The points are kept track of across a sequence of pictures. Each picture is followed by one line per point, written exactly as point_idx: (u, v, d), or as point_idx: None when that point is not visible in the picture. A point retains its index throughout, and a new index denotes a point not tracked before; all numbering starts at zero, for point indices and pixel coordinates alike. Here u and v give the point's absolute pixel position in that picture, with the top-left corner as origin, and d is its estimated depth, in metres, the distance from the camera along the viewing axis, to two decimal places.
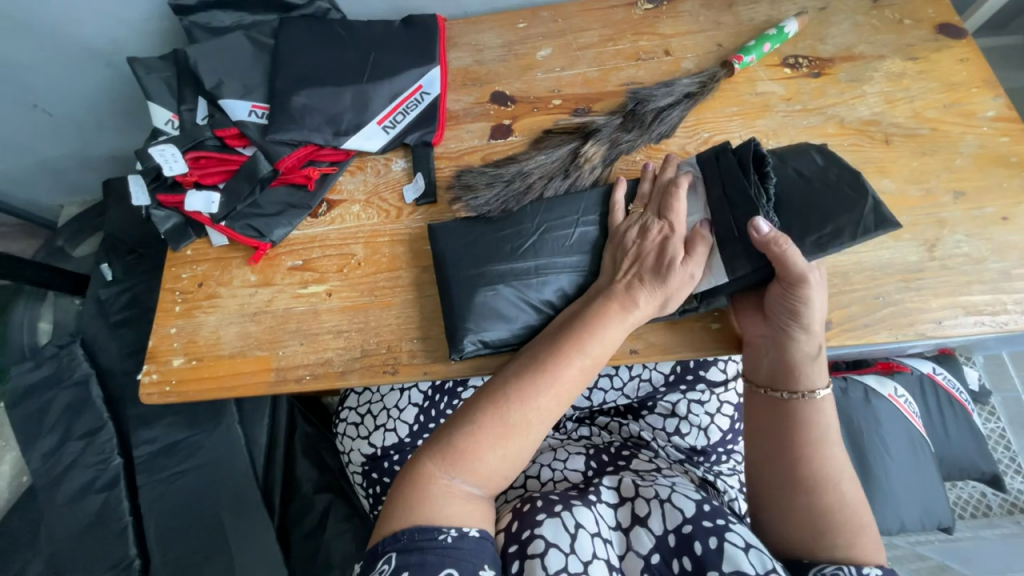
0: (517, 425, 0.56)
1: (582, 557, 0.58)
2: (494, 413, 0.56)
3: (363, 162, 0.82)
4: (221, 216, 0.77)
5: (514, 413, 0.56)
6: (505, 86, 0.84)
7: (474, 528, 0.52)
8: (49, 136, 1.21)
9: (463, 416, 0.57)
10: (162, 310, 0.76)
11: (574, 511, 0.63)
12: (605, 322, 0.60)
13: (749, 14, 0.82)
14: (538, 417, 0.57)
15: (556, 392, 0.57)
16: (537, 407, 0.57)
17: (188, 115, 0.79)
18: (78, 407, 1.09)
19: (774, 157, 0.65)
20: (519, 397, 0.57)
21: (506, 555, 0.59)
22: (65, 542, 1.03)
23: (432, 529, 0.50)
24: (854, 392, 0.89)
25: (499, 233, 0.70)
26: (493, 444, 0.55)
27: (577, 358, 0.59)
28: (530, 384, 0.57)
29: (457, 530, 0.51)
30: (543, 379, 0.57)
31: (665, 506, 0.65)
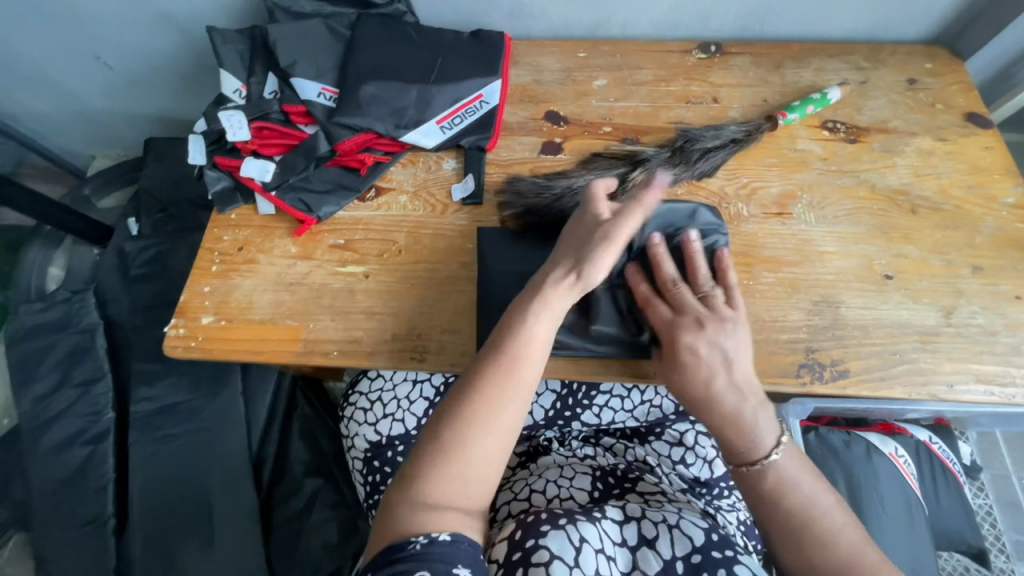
0: (451, 442, 0.56)
1: (587, 571, 0.59)
2: (434, 431, 0.58)
3: (416, 156, 0.85)
4: (272, 186, 0.79)
5: (456, 432, 0.57)
6: (560, 107, 0.88)
7: (445, 531, 0.52)
8: (102, 88, 1.24)
9: (413, 456, 0.58)
10: (199, 267, 0.77)
11: (579, 525, 0.63)
12: (529, 320, 0.62)
13: (795, 77, 0.88)
14: (481, 431, 0.57)
15: (488, 396, 0.58)
16: (465, 419, 0.57)
17: (257, 87, 0.83)
18: (79, 355, 1.08)
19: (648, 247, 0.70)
20: (457, 418, 0.58)
21: (510, 563, 0.60)
22: (42, 491, 1.01)
23: (400, 540, 0.51)
24: (857, 447, 0.91)
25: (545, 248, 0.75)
26: (439, 466, 0.56)
27: (498, 366, 0.59)
28: (469, 401, 0.58)
29: (427, 536, 0.51)
30: (474, 394, 0.58)
31: (673, 531, 0.67)
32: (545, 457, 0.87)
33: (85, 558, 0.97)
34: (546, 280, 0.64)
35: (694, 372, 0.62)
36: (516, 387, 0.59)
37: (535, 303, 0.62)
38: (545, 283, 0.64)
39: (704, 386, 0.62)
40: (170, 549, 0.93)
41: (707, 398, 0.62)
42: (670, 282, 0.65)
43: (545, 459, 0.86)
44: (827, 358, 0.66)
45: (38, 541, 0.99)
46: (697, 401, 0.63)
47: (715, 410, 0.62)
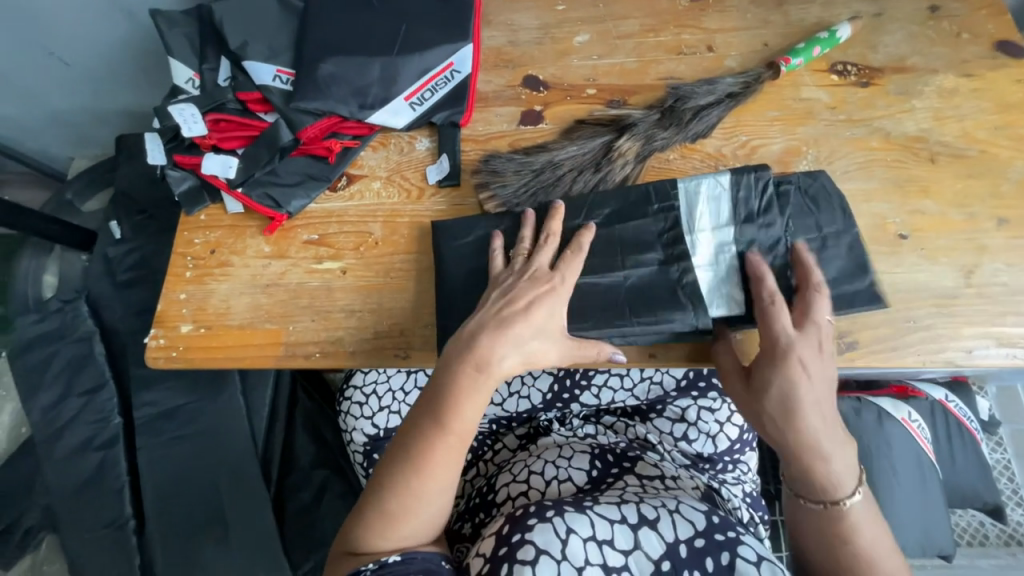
0: (398, 511, 0.59)
1: (575, 563, 0.59)
2: (379, 497, 0.60)
3: (386, 138, 0.79)
4: (237, 182, 0.74)
5: (400, 504, 0.59)
6: (538, 70, 0.81)
7: (394, 553, 0.59)
8: (63, 86, 1.18)
9: (359, 518, 0.61)
10: (173, 274, 0.74)
11: (567, 516, 0.62)
12: (468, 403, 0.60)
13: (800, 15, 0.79)
14: (427, 501, 0.60)
15: (430, 479, 0.60)
16: (414, 491, 0.59)
17: (209, 75, 0.77)
18: (81, 363, 1.08)
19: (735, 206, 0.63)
20: (400, 491, 0.60)
21: (496, 557, 0.60)
22: (62, 496, 1.04)
23: (353, 571, 0.59)
24: (868, 414, 0.88)
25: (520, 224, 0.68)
26: (387, 531, 0.59)
27: (443, 436, 0.60)
28: (410, 481, 0.60)
29: (377, 562, 0.59)
30: (415, 475, 0.60)
31: (674, 515, 0.66)
32: (546, 438, 0.86)
33: (111, 555, 1.02)
34: (497, 361, 0.59)
35: (790, 401, 0.56)
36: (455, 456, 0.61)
37: (476, 387, 0.59)
38: (484, 355, 0.59)
39: (782, 409, 0.56)
40: (189, 545, 0.96)
41: (792, 426, 0.56)
42: (811, 285, 0.58)
43: (544, 440, 0.86)
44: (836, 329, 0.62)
45: (66, 541, 1.03)
46: (775, 422, 0.57)
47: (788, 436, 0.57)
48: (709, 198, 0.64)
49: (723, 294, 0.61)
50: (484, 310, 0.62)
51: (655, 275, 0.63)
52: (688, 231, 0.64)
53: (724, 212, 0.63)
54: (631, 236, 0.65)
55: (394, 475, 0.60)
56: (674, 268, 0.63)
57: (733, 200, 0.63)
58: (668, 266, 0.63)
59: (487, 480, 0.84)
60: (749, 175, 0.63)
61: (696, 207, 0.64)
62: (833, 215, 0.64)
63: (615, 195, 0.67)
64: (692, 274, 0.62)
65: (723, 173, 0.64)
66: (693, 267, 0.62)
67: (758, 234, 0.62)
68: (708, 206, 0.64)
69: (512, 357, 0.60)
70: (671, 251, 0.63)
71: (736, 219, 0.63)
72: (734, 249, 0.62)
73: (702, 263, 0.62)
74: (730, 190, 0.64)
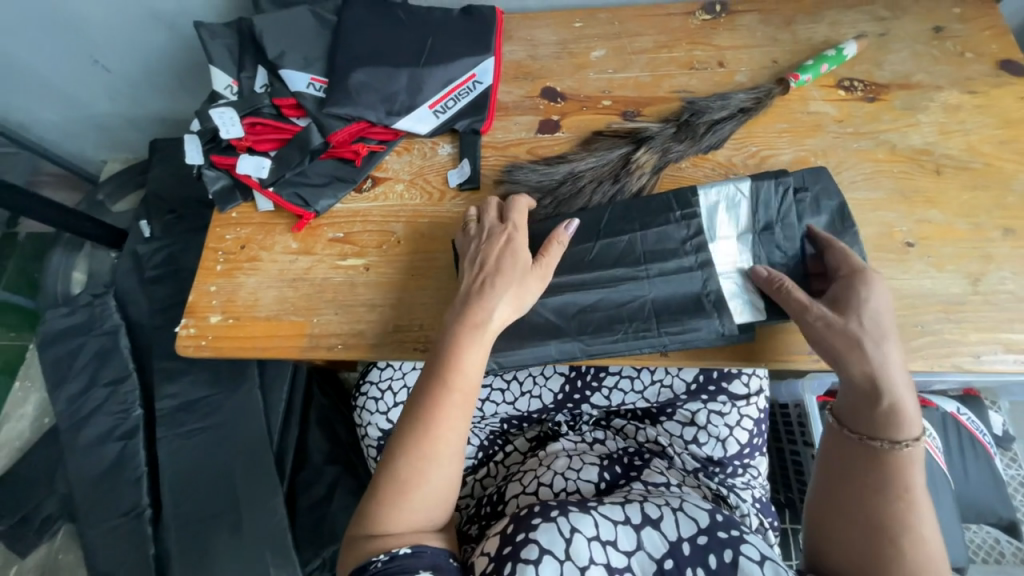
0: (411, 479, 0.61)
1: (578, 563, 0.59)
2: (392, 473, 0.61)
3: (410, 143, 0.83)
4: (269, 182, 0.79)
5: (413, 471, 0.61)
6: (556, 83, 0.85)
7: (405, 545, 0.59)
8: (104, 92, 1.25)
9: (374, 499, 0.62)
10: (205, 267, 0.78)
11: (571, 516, 0.63)
12: (466, 353, 0.62)
13: (808, 34, 0.82)
14: (437, 464, 0.62)
15: (433, 438, 0.61)
16: (426, 458, 0.61)
17: (248, 82, 0.82)
18: (106, 355, 1.12)
19: (754, 213, 0.66)
20: (411, 455, 0.61)
21: (501, 556, 0.61)
22: (81, 485, 1.06)
23: (365, 561, 0.59)
24: None
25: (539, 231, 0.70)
26: (406, 502, 0.61)
27: (447, 396, 0.62)
28: (416, 443, 0.61)
29: (388, 553, 0.59)
30: (420, 437, 0.61)
31: (678, 514, 0.67)
32: (554, 444, 0.86)
33: (126, 545, 1.03)
34: (485, 310, 0.63)
35: (877, 322, 0.57)
36: (461, 412, 0.63)
37: (466, 335, 0.62)
38: (477, 312, 0.63)
39: (869, 333, 0.57)
40: (201, 536, 0.97)
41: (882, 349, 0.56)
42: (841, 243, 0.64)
43: (553, 446, 0.86)
44: None
45: (83, 529, 1.05)
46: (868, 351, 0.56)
47: (865, 364, 0.56)
48: (728, 207, 0.67)
49: (748, 301, 0.64)
50: (466, 281, 0.66)
51: (679, 282, 0.66)
52: (710, 239, 0.67)
53: (746, 218, 0.66)
54: (654, 245, 0.67)
55: (404, 444, 0.62)
56: (699, 274, 0.66)
57: (754, 205, 0.66)
58: (694, 270, 0.66)
59: (497, 488, 0.84)
60: (768, 181, 0.66)
61: (717, 214, 0.67)
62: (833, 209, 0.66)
63: (634, 207, 0.69)
64: (715, 282, 0.65)
65: (743, 181, 0.67)
66: (717, 274, 0.65)
67: (780, 241, 0.65)
68: (728, 214, 0.67)
69: (501, 304, 0.63)
70: (696, 258, 0.66)
71: (758, 225, 0.66)
72: (755, 257, 0.65)
73: (724, 271, 0.65)
74: (750, 196, 0.66)
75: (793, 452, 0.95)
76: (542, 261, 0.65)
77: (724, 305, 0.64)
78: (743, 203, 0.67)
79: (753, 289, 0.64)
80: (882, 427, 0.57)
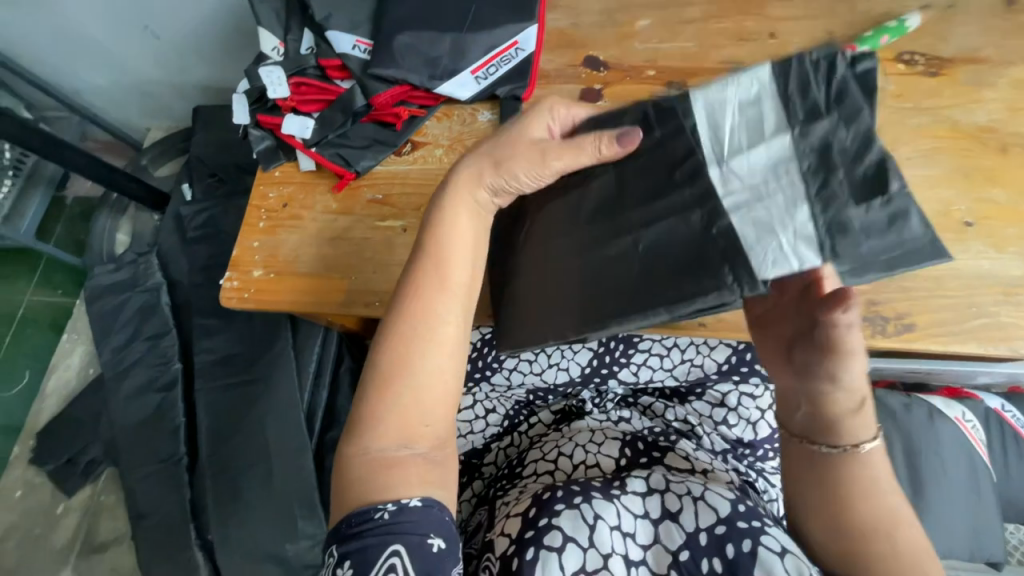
0: (396, 375, 0.54)
1: (601, 551, 0.58)
2: (376, 374, 0.54)
3: (450, 110, 0.83)
4: (312, 142, 0.81)
5: (398, 363, 0.54)
6: (599, 52, 0.83)
7: (415, 497, 0.50)
8: (151, 58, 1.29)
9: (359, 406, 0.54)
10: (248, 224, 0.80)
11: (595, 503, 0.62)
12: (443, 223, 0.59)
13: (867, 6, 0.79)
14: (426, 354, 0.55)
15: (421, 310, 0.56)
16: (410, 346, 0.55)
17: (294, 44, 0.83)
18: (149, 310, 1.17)
19: (773, 110, 0.54)
20: (394, 349, 0.55)
21: (522, 539, 0.60)
22: (124, 431, 1.12)
23: (367, 510, 0.49)
24: (919, 410, 0.85)
25: (515, 164, 0.60)
26: (393, 404, 0.53)
27: (432, 275, 0.58)
28: (404, 326, 0.55)
29: (395, 504, 0.49)
30: (404, 316, 0.56)
31: (697, 504, 0.63)
32: (579, 421, 0.84)
33: (164, 490, 1.09)
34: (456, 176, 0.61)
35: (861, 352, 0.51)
36: (446, 296, 0.57)
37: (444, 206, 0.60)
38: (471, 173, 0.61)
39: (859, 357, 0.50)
40: (235, 487, 1.02)
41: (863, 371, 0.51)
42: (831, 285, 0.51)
43: (577, 423, 0.84)
44: (891, 311, 0.63)
45: (125, 473, 1.11)
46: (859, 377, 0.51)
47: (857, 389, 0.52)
48: (743, 106, 0.54)
49: (779, 246, 0.52)
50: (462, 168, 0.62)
51: (670, 230, 0.55)
52: (715, 159, 0.55)
53: (768, 120, 0.54)
54: (638, 186, 0.58)
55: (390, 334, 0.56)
56: (696, 213, 0.54)
57: (781, 102, 0.54)
58: (690, 208, 0.55)
59: (518, 454, 0.84)
60: (796, 68, 0.54)
61: (722, 121, 0.55)
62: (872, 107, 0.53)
63: (652, 112, 0.58)
64: (724, 219, 0.53)
65: (762, 69, 0.55)
66: (725, 211, 0.53)
67: (811, 146, 0.53)
68: (742, 118, 0.54)
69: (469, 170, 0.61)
70: (691, 191, 0.55)
71: (790, 125, 0.54)
72: (790, 172, 0.53)
73: (736, 202, 0.53)
74: (771, 90, 0.54)
75: None
76: (568, 142, 0.59)
77: (737, 259, 0.52)
78: (754, 101, 0.54)
79: (781, 214, 0.52)
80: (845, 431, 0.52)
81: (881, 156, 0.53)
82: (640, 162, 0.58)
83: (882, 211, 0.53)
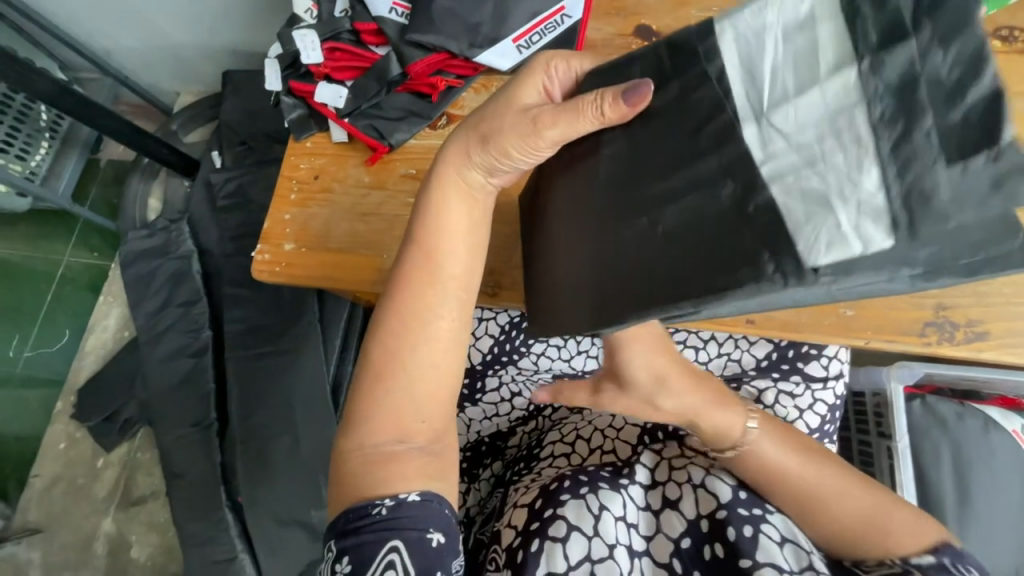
0: (391, 369, 0.54)
1: (606, 540, 0.60)
2: (372, 365, 0.55)
3: (489, 81, 0.77)
4: (346, 112, 0.78)
5: (391, 356, 0.54)
6: (651, 20, 0.77)
7: (414, 491, 0.51)
8: (181, 20, 1.26)
9: (355, 396, 0.55)
10: (280, 196, 0.78)
11: (601, 494, 0.64)
12: (432, 212, 0.56)
13: None
14: (417, 347, 0.54)
15: (412, 305, 0.55)
16: (402, 337, 0.54)
17: (327, 6, 0.79)
18: (181, 278, 1.19)
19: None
20: (388, 340, 0.54)
21: (527, 531, 0.62)
22: (158, 393, 1.16)
23: (365, 505, 0.50)
24: (972, 420, 0.88)
25: (510, 127, 0.51)
26: (385, 399, 0.53)
27: (426, 265, 0.55)
28: (395, 320, 0.55)
29: (394, 498, 0.50)
30: (394, 311, 0.55)
31: (699, 492, 0.65)
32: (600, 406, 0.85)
33: (196, 452, 1.13)
34: (446, 158, 0.56)
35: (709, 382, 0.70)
36: (438, 287, 0.55)
37: (433, 190, 0.56)
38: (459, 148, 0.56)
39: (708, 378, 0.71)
40: (264, 454, 1.05)
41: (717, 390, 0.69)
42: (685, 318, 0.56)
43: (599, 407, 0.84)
44: (962, 317, 0.59)
45: (159, 434, 1.15)
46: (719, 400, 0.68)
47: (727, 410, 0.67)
48: (788, 9, 0.35)
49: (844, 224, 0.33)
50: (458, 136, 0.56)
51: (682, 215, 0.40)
52: (751, 114, 0.36)
53: (829, 58, 0.33)
54: (655, 146, 0.42)
55: (385, 326, 0.55)
56: (723, 180, 0.38)
57: (846, 16, 0.33)
58: (719, 177, 0.38)
59: (537, 437, 0.85)
60: None
61: (761, 59, 0.36)
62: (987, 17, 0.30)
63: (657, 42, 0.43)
64: (763, 185, 0.36)
65: None
66: (764, 181, 0.36)
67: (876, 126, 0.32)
68: (793, 30, 0.35)
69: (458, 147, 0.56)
70: (719, 158, 0.38)
71: (856, 52, 0.32)
72: (865, 97, 0.32)
73: (769, 157, 0.36)
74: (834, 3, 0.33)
75: (862, 442, 0.90)
76: (565, 106, 0.47)
77: (778, 238, 0.35)
78: (801, 6, 0.34)
79: (860, 208, 0.32)
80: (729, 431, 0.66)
81: (995, 88, 0.29)
82: (653, 125, 0.43)
83: (984, 166, 0.29)
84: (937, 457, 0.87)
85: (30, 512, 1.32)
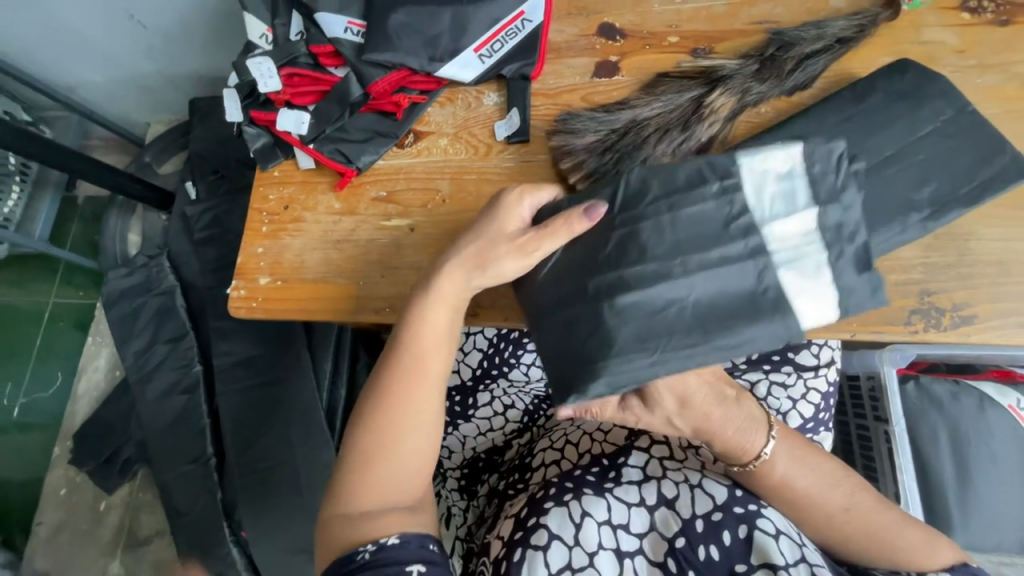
0: (374, 453, 0.56)
1: (587, 548, 0.61)
2: (353, 449, 0.57)
3: (453, 93, 0.77)
4: (309, 138, 0.76)
5: (375, 445, 0.56)
6: (615, 17, 0.75)
7: (393, 535, 0.53)
8: (141, 49, 1.23)
9: (338, 478, 0.57)
10: (251, 229, 0.77)
11: (584, 500, 0.65)
12: (421, 311, 0.59)
13: None
14: (401, 436, 0.57)
15: (397, 402, 0.57)
16: (387, 428, 0.57)
17: (282, 30, 0.77)
18: (165, 314, 1.17)
19: (804, 173, 0.50)
20: (371, 430, 0.57)
21: (511, 541, 0.63)
22: (153, 433, 1.15)
23: (351, 551, 0.53)
24: (967, 399, 0.88)
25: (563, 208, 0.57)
26: (369, 482, 0.56)
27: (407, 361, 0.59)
28: (383, 413, 0.57)
29: (377, 542, 0.52)
30: (382, 400, 0.58)
31: (695, 491, 0.66)
32: None
33: (197, 490, 1.12)
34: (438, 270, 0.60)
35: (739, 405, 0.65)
36: (419, 382, 0.58)
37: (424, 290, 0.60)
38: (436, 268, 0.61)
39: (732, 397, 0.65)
40: (265, 488, 1.04)
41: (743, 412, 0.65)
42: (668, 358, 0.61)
43: None
44: (948, 303, 0.58)
45: (159, 474, 1.15)
46: (745, 424, 0.64)
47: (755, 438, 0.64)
48: (778, 177, 0.50)
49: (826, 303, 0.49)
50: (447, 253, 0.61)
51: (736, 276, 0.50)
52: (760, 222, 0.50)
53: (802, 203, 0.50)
54: (690, 229, 0.51)
55: (368, 418, 0.58)
56: (751, 264, 0.49)
57: (811, 181, 0.50)
58: (745, 260, 0.49)
59: (527, 446, 0.85)
60: (824, 145, 0.51)
61: (763, 187, 0.51)
62: (941, 106, 0.60)
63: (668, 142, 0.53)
64: (772, 274, 0.49)
65: (795, 143, 0.51)
66: (775, 264, 0.49)
67: (841, 220, 0.50)
68: (780, 190, 0.50)
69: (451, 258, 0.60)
70: (745, 244, 0.50)
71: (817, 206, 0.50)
72: (820, 239, 0.50)
73: (782, 259, 0.49)
74: (806, 167, 0.50)
75: (860, 425, 0.90)
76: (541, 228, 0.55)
77: (785, 311, 0.49)
78: (783, 187, 0.50)
79: (852, 262, 0.50)
80: (747, 454, 0.64)
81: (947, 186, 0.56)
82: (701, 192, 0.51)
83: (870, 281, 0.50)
84: (935, 440, 0.88)
85: (38, 560, 1.31)
